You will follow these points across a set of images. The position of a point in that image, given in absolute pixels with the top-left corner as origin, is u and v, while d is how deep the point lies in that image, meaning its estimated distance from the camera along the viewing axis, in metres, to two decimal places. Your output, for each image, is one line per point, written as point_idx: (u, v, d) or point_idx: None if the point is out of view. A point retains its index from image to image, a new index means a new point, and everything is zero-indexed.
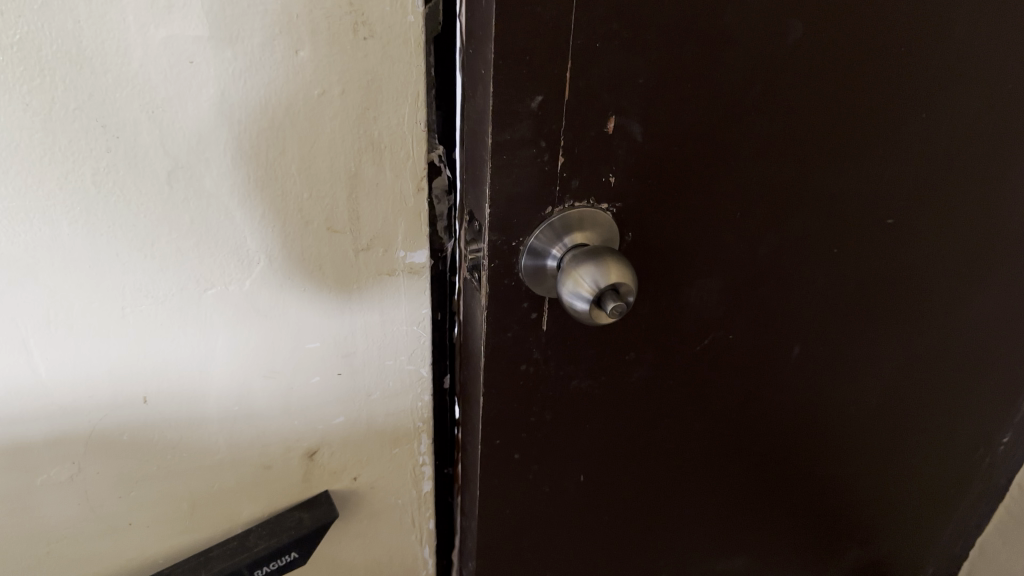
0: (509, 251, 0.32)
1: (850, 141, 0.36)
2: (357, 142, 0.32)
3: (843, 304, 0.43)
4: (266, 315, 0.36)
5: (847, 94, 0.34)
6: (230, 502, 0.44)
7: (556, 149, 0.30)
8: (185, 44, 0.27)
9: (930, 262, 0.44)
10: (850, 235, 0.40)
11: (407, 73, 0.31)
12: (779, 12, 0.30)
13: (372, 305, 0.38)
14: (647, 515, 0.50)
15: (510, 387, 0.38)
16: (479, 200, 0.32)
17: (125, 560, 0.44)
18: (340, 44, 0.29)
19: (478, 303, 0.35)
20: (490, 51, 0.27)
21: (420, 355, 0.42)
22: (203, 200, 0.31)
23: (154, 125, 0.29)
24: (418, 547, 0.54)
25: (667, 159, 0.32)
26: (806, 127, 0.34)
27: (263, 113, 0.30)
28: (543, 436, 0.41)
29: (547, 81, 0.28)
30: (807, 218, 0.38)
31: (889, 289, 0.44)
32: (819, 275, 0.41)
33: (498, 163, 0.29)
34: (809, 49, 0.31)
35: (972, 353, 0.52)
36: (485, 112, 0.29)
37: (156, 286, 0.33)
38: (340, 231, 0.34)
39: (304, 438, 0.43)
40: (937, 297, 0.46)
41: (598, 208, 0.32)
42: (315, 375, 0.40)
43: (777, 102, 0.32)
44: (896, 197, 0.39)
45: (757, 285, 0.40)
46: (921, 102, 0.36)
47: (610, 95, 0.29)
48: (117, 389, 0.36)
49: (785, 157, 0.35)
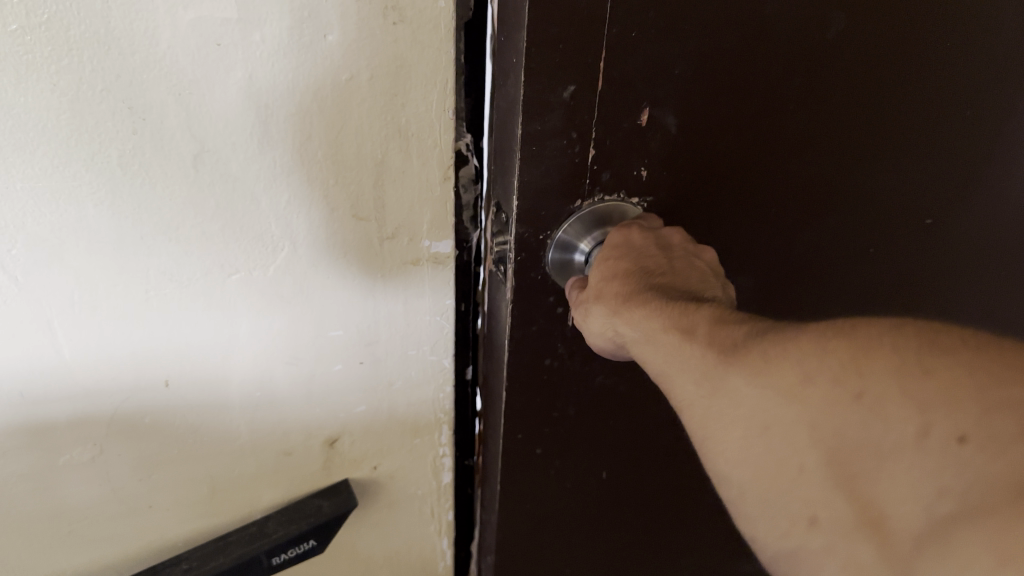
0: (536, 244, 0.32)
1: (890, 139, 0.35)
2: (386, 129, 0.31)
3: (878, 307, 0.42)
4: (291, 300, 0.36)
5: (888, 89, 0.33)
6: (250, 487, 0.44)
7: (588, 140, 0.30)
8: (213, 26, 0.27)
9: (969, 264, 0.43)
10: (887, 236, 0.39)
11: (437, 58, 0.30)
12: (822, 4, 0.29)
13: (396, 296, 0.38)
14: (671, 515, 0.49)
15: (534, 381, 0.37)
16: (507, 192, 0.31)
17: (144, 542, 0.44)
18: (369, 28, 0.28)
19: (503, 297, 0.35)
20: (523, 39, 0.26)
21: (443, 345, 0.41)
22: (229, 184, 0.31)
23: (181, 107, 0.29)
24: (436, 538, 0.54)
25: (702, 153, 0.32)
26: (846, 121, 0.33)
27: (291, 97, 0.29)
28: (566, 431, 0.41)
29: (581, 71, 0.27)
30: (844, 216, 0.37)
31: (926, 290, 0.43)
32: (854, 276, 0.40)
33: (528, 154, 0.29)
34: (851, 41, 0.31)
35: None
36: (516, 101, 0.28)
37: (180, 270, 0.33)
38: (365, 218, 0.34)
39: (326, 426, 0.43)
40: (976, 300, 0.45)
41: (628, 202, 0.32)
42: (338, 363, 0.40)
43: (817, 98, 0.32)
44: (935, 197, 0.38)
45: (789, 286, 0.39)
46: (965, 99, 0.35)
47: (646, 87, 0.29)
48: (139, 372, 0.36)
49: (822, 153, 0.34)
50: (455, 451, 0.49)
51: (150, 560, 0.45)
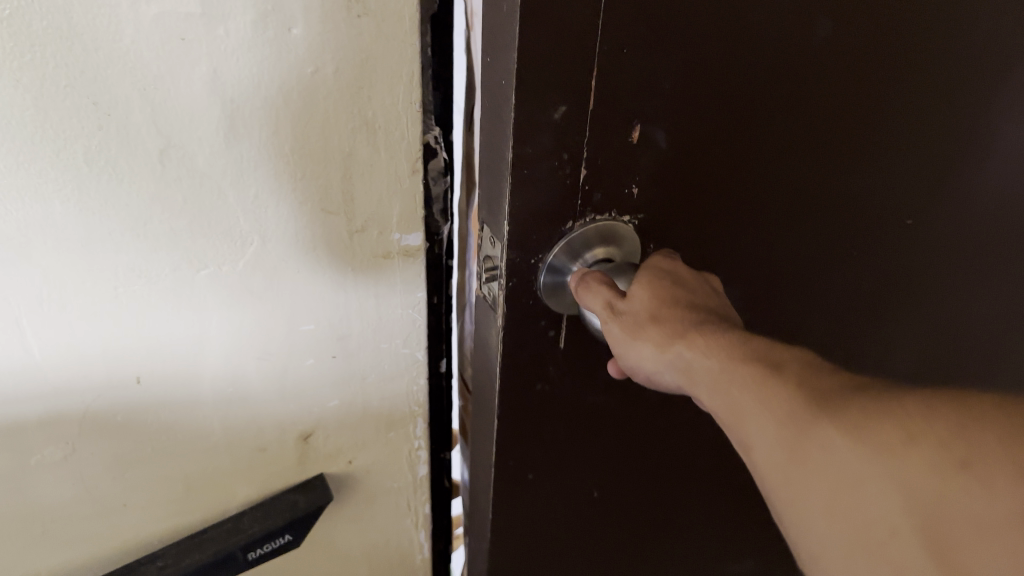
0: (528, 268, 0.32)
1: (863, 143, 0.37)
2: (352, 122, 0.32)
3: (853, 303, 0.45)
4: (262, 296, 0.36)
5: (862, 95, 0.35)
6: (226, 484, 0.44)
7: (578, 161, 0.30)
8: (177, 21, 0.27)
9: (935, 254, 0.46)
10: (861, 234, 0.42)
11: (402, 51, 0.30)
12: (803, 15, 0.31)
13: (368, 289, 0.38)
14: (653, 519, 0.50)
15: (524, 404, 0.37)
16: (498, 219, 0.31)
17: (119, 542, 0.44)
18: (334, 22, 0.29)
19: (495, 324, 0.35)
20: (513, 61, 0.26)
21: (415, 338, 0.42)
22: (196, 179, 0.31)
23: (146, 102, 0.28)
24: (413, 530, 0.54)
25: (688, 162, 0.32)
26: (825, 128, 0.36)
27: (257, 92, 0.29)
28: (556, 451, 0.41)
29: (571, 89, 0.27)
30: (823, 217, 0.39)
31: (894, 282, 0.46)
32: (831, 273, 0.43)
33: (518, 175, 0.29)
34: (832, 50, 0.33)
35: (968, 345, 0.54)
36: (504, 124, 0.28)
37: (150, 266, 0.33)
38: (334, 212, 0.34)
39: (299, 420, 0.43)
40: (938, 287, 0.48)
41: (619, 220, 0.32)
42: (310, 357, 0.40)
43: (801, 102, 0.34)
44: (903, 192, 0.41)
45: (772, 287, 0.41)
46: (930, 99, 0.38)
47: (636, 103, 0.29)
48: (111, 369, 0.36)
49: (804, 158, 0.36)
50: (430, 443, 0.49)
51: (125, 561, 0.45)
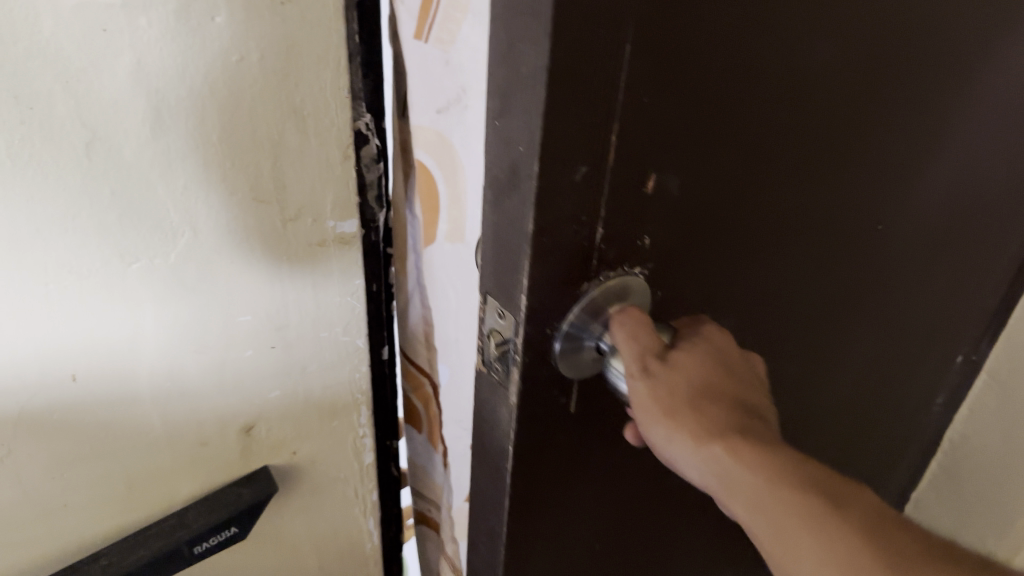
0: (544, 336, 0.32)
1: (844, 156, 0.41)
2: (279, 110, 0.33)
3: (821, 303, 0.50)
4: (193, 289, 0.36)
5: (846, 113, 0.39)
6: (168, 480, 0.43)
7: (596, 221, 0.30)
8: (97, 11, 0.27)
9: (885, 244, 0.51)
10: (834, 238, 0.46)
11: (326, 40, 0.32)
12: (806, 42, 0.33)
13: (304, 279, 0.39)
14: (634, 540, 0.50)
15: (528, 456, 0.37)
16: (513, 296, 0.31)
17: (56, 545, 0.42)
18: (259, 12, 0.30)
19: (505, 396, 0.34)
20: (538, 132, 0.26)
21: (355, 326, 0.43)
22: (122, 171, 0.31)
23: (69, 95, 0.28)
24: (363, 520, 0.56)
25: (696, 205, 0.34)
26: (817, 148, 0.39)
27: (182, 82, 0.30)
28: (558, 498, 0.40)
29: (588, 148, 0.27)
30: (807, 231, 0.43)
31: (854, 275, 0.51)
32: (811, 278, 0.47)
33: (538, 241, 0.29)
34: (831, 72, 0.36)
35: (896, 317, 0.60)
36: (524, 198, 0.28)
37: (81, 263, 0.33)
38: (266, 201, 0.35)
39: (240, 413, 0.43)
40: (883, 275, 0.54)
41: (632, 273, 0.33)
42: (248, 348, 0.41)
43: (790, 130, 0.36)
44: (867, 197, 0.46)
45: (762, 297, 0.44)
46: (892, 108, 0.42)
47: (652, 155, 0.30)
48: (44, 370, 0.36)
49: (799, 178, 0.39)
50: (374, 431, 0.51)
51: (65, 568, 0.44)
